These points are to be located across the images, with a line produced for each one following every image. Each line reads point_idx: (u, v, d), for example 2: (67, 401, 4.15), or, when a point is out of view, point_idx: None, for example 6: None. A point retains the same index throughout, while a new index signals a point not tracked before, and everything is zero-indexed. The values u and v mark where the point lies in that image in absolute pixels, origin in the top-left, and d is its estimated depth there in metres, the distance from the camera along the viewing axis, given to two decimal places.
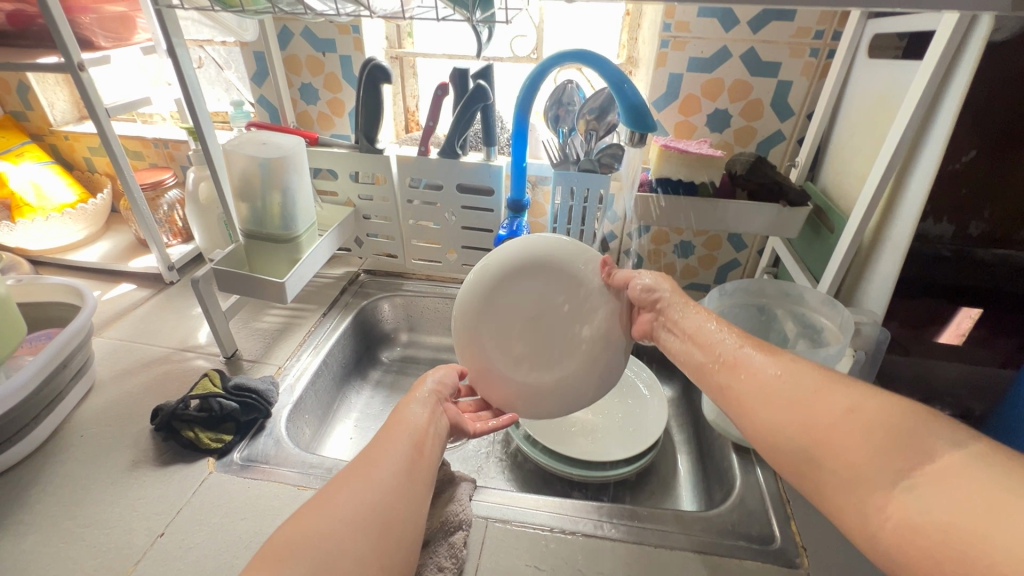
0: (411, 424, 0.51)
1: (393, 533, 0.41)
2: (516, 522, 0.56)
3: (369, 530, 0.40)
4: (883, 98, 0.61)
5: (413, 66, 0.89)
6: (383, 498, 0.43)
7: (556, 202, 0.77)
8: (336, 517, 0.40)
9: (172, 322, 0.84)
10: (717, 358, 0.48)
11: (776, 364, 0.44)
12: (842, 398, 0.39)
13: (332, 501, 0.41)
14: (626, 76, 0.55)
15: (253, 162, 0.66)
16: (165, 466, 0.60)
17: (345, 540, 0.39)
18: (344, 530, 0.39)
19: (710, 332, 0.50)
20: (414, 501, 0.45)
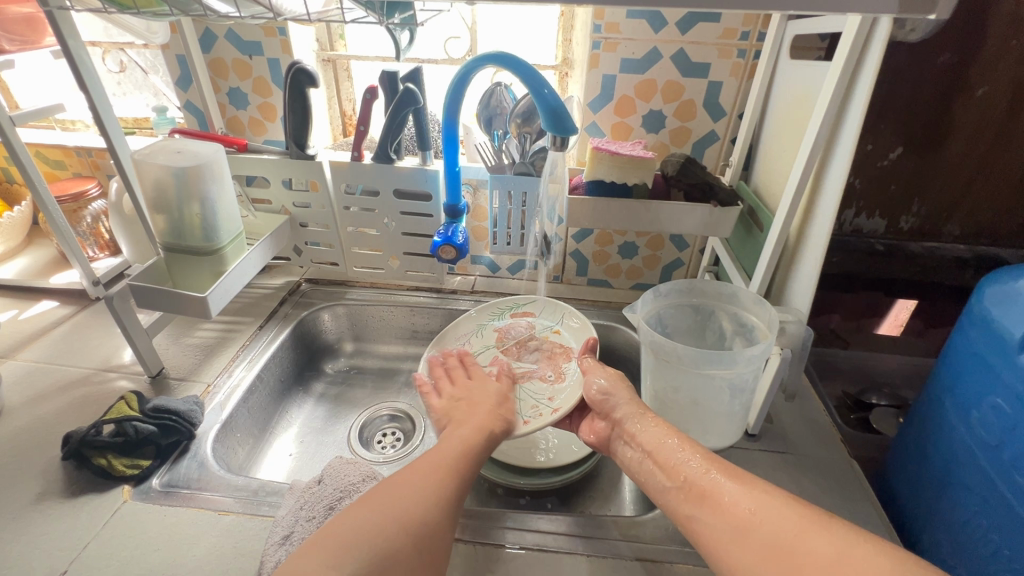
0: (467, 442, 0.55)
1: (433, 542, 0.44)
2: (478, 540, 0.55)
3: (410, 535, 0.43)
4: (803, 98, 0.62)
5: (347, 69, 0.87)
6: (428, 505, 0.46)
7: (494, 207, 0.76)
8: (377, 519, 0.44)
9: (95, 340, 0.80)
10: (690, 485, 0.48)
11: (739, 493, 0.45)
12: (818, 539, 0.39)
13: (381, 504, 0.45)
14: (545, 80, 0.55)
15: (167, 172, 0.62)
16: (74, 498, 0.57)
17: (389, 542, 0.42)
18: (387, 533, 0.43)
19: (674, 452, 0.51)
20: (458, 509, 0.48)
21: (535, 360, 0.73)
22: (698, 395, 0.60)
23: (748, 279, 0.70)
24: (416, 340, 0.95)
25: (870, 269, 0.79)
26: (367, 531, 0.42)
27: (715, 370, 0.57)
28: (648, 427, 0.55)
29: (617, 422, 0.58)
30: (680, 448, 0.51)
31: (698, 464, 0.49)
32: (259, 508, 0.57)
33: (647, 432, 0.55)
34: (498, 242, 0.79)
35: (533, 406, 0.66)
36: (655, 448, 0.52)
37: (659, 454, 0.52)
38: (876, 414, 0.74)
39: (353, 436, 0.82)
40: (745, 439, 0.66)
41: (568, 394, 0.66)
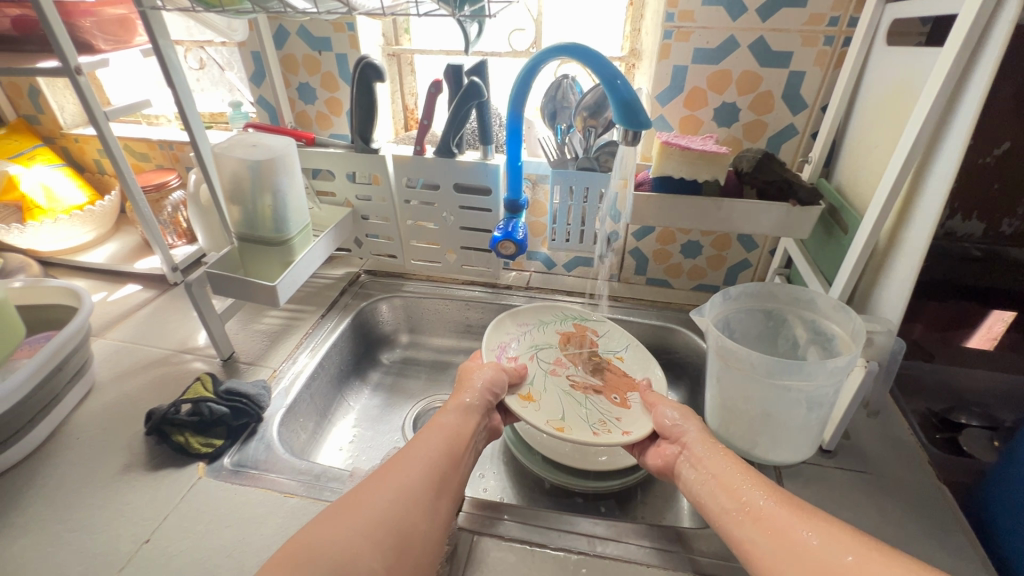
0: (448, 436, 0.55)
1: (412, 547, 0.45)
2: (524, 540, 0.54)
3: (385, 542, 0.44)
4: (902, 89, 0.57)
5: (410, 63, 0.88)
6: (408, 509, 0.47)
7: (554, 202, 0.74)
8: (350, 526, 0.44)
9: (174, 323, 0.85)
10: (749, 509, 0.45)
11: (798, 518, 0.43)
12: (885, 566, 0.36)
13: (361, 510, 0.45)
14: (619, 71, 0.52)
15: (243, 165, 0.65)
16: (156, 471, 0.61)
17: (366, 548, 0.42)
18: (363, 538, 0.43)
19: (738, 479, 0.48)
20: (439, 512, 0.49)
21: (599, 378, 0.71)
22: (770, 406, 0.57)
23: (827, 284, 0.65)
24: (470, 334, 0.95)
25: (965, 276, 0.68)
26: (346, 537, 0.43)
27: (793, 382, 0.54)
28: (716, 454, 0.52)
29: (685, 446, 0.55)
30: (743, 475, 0.49)
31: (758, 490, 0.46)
32: (322, 492, 0.59)
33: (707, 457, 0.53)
34: (557, 238, 0.78)
35: (597, 420, 0.64)
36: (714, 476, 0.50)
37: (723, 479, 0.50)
38: (965, 434, 0.68)
39: (408, 426, 0.83)
40: (818, 455, 0.62)
41: (635, 416, 0.64)
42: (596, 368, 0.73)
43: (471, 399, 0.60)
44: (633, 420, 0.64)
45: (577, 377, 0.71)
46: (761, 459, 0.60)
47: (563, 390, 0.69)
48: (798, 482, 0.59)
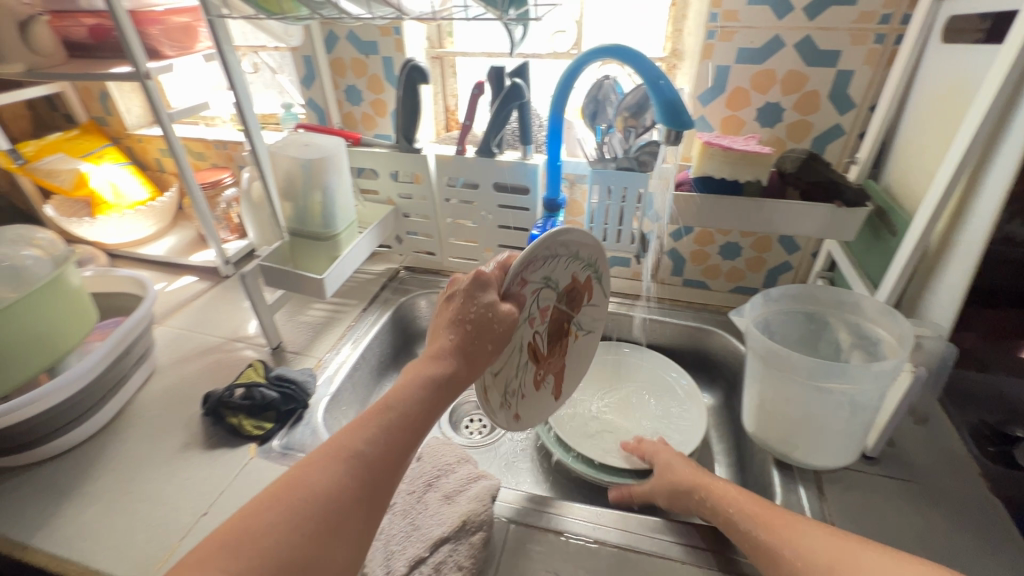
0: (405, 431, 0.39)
1: None
2: (557, 530, 0.55)
3: None
4: (957, 88, 0.55)
5: (453, 66, 0.90)
6: (323, 534, 0.32)
7: (592, 202, 0.75)
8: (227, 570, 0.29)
9: (226, 313, 0.89)
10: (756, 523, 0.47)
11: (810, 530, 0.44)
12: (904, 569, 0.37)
13: (251, 538, 0.30)
14: (663, 71, 0.53)
15: (296, 163, 0.68)
16: (212, 450, 0.65)
17: None
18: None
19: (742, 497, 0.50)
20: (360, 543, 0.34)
21: (553, 343, 0.60)
22: (811, 409, 0.56)
23: (874, 287, 0.64)
24: None
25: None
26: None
27: (835, 384, 0.53)
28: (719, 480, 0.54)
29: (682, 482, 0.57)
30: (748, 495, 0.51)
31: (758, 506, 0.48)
32: None
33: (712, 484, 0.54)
34: (594, 237, 0.79)
35: (512, 388, 0.54)
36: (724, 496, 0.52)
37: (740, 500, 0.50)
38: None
39: (444, 418, 0.85)
40: (860, 461, 0.61)
41: (539, 401, 0.60)
42: (561, 331, 0.60)
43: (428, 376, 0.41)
44: (536, 406, 0.59)
45: (539, 339, 0.57)
46: (801, 463, 0.59)
47: (519, 349, 0.54)
48: (839, 488, 0.58)
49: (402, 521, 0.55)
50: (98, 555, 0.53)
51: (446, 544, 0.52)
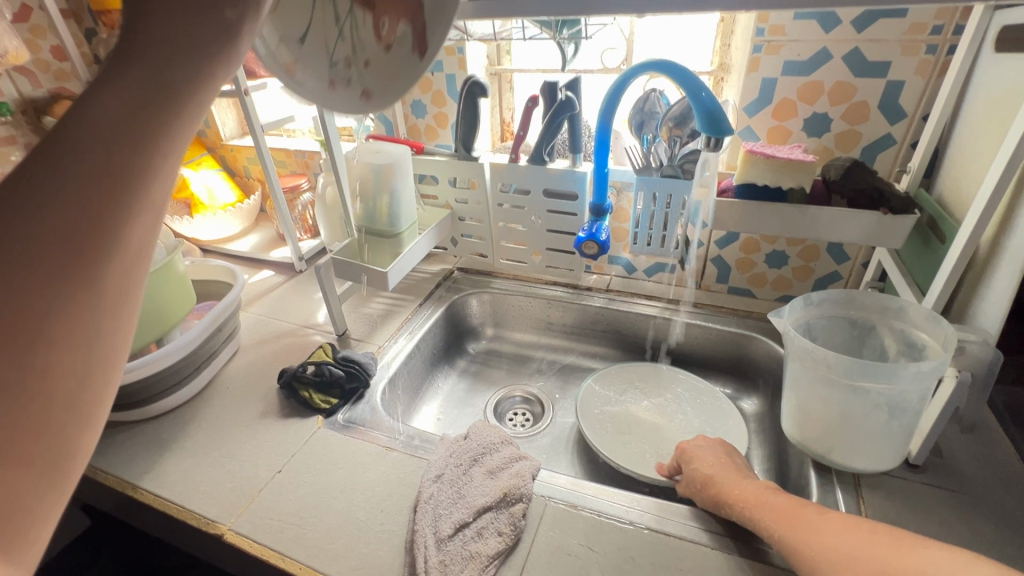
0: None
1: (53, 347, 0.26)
2: (591, 510, 0.59)
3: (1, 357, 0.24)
4: (1010, 97, 0.55)
5: (510, 81, 0.97)
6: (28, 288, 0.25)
7: (638, 208, 0.79)
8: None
9: (299, 303, 0.99)
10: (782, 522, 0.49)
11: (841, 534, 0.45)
12: None
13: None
14: (704, 83, 0.57)
15: (368, 168, 0.77)
16: (285, 419, 0.73)
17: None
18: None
19: (770, 498, 0.52)
20: (99, 323, 0.27)
21: None
22: (849, 409, 0.57)
23: (921, 294, 0.64)
24: (550, 332, 1.01)
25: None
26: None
27: (873, 384, 0.54)
28: (747, 484, 0.55)
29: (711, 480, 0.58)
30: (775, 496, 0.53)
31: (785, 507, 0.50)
32: (417, 450, 0.67)
33: (740, 489, 0.55)
34: (638, 242, 0.83)
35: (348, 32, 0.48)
36: (753, 495, 0.53)
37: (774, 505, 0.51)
38: None
39: (489, 409, 0.91)
40: (904, 469, 0.60)
41: (399, 66, 0.45)
42: None
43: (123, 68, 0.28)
44: (391, 76, 0.46)
45: None
46: (838, 465, 0.60)
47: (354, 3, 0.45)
48: (880, 493, 0.58)
49: (450, 489, 0.60)
50: (191, 498, 0.62)
51: (489, 512, 0.56)
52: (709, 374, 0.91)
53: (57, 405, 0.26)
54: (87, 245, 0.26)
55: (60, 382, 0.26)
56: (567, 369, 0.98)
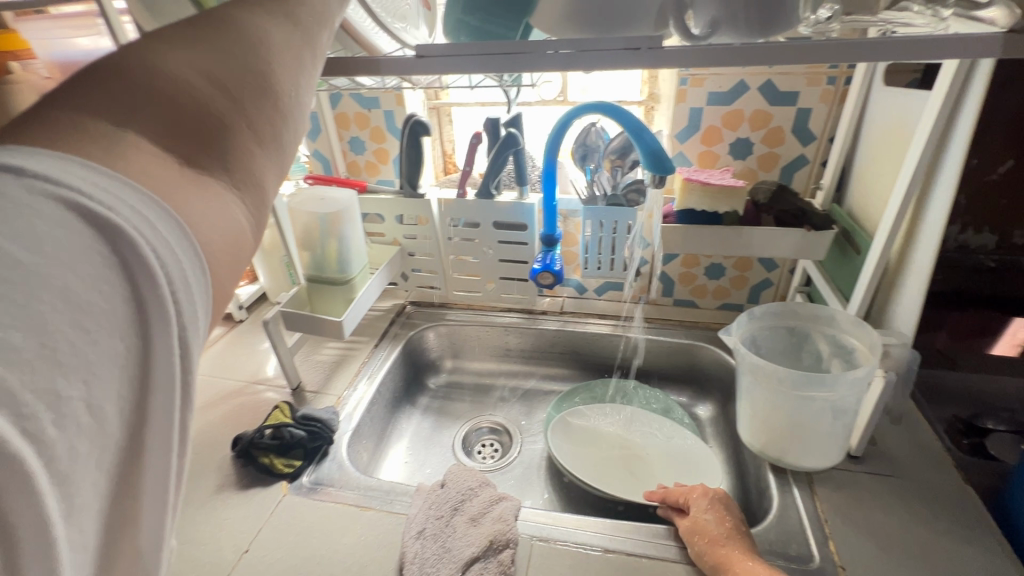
0: (245, 11, 0.34)
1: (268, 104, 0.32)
2: (574, 543, 0.60)
3: (229, 89, 0.30)
4: (900, 127, 0.63)
5: (449, 114, 0.97)
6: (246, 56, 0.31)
7: (586, 234, 0.82)
8: (188, 71, 0.29)
9: (244, 357, 0.93)
10: None
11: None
12: None
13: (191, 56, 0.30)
14: (644, 125, 0.60)
15: (313, 217, 0.74)
16: (245, 490, 0.68)
17: (207, 98, 0.29)
18: (189, 87, 0.29)
19: None
20: (301, 72, 0.35)
21: None
22: (798, 416, 0.62)
23: (845, 301, 0.71)
24: (509, 358, 1.02)
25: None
26: (129, 138, 0.26)
27: (818, 393, 0.59)
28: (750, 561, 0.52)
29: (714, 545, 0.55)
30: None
31: None
32: (393, 505, 0.66)
33: (747, 565, 0.52)
34: (589, 267, 0.85)
35: None
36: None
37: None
38: (993, 440, 0.66)
39: (457, 445, 0.89)
40: (847, 461, 0.67)
41: None
42: None
43: None
44: None
45: None
46: (793, 465, 0.65)
47: None
48: (829, 486, 0.64)
49: (433, 544, 0.59)
50: None
51: (477, 562, 0.56)
52: (664, 385, 0.95)
53: (284, 109, 0.33)
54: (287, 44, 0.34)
55: (264, 133, 0.31)
56: (530, 394, 0.98)
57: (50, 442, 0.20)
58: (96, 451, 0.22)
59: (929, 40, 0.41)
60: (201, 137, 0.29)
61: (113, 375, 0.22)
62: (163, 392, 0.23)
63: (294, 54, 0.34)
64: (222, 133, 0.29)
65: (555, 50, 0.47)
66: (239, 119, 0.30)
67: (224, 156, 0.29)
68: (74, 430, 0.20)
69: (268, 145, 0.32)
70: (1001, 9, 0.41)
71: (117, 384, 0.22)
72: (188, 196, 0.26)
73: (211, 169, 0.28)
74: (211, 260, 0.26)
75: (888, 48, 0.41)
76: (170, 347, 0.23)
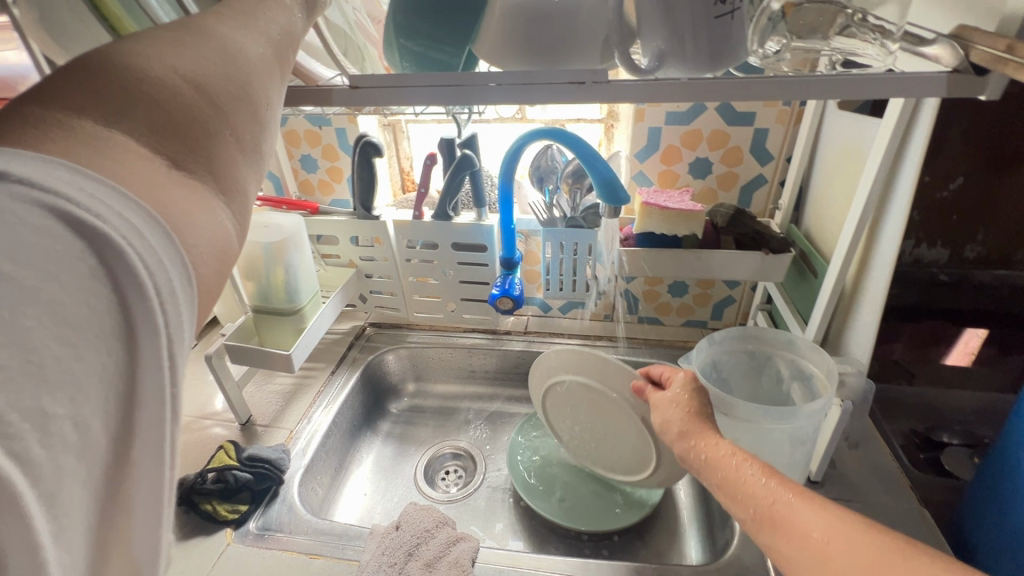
0: (225, 11, 0.31)
1: (252, 112, 0.29)
2: None
3: (215, 92, 0.27)
4: (853, 151, 0.63)
5: (405, 131, 0.94)
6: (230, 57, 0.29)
7: (546, 256, 0.80)
8: (168, 67, 0.26)
9: (191, 388, 0.89)
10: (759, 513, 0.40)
11: (822, 521, 0.36)
12: None
13: (171, 52, 0.27)
14: (598, 153, 0.58)
15: (256, 246, 0.70)
16: (185, 540, 0.64)
17: (191, 98, 0.26)
18: (172, 85, 0.26)
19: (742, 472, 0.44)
20: (282, 78, 0.33)
21: None
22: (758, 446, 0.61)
23: (804, 324, 0.71)
24: (474, 379, 0.99)
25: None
26: (115, 140, 0.23)
27: (777, 424, 0.58)
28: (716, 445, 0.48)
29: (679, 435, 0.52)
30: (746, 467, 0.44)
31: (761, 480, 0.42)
32: (345, 551, 0.62)
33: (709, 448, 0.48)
34: (551, 288, 0.83)
35: None
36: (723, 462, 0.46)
37: (725, 482, 0.45)
38: (948, 454, 0.66)
39: (420, 474, 0.86)
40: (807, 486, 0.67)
41: None
42: None
43: None
44: None
45: None
46: None
47: None
48: None
49: None
50: None
51: None
52: None
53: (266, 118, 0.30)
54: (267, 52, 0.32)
55: (248, 141, 0.29)
56: (496, 416, 0.95)
57: (33, 465, 0.18)
58: (81, 467, 0.20)
59: (877, 79, 0.39)
60: (183, 141, 0.26)
61: (95, 392, 0.20)
62: (150, 399, 0.22)
63: (276, 64, 0.32)
64: (208, 137, 0.27)
65: (497, 83, 0.44)
66: (226, 126, 0.28)
67: (209, 161, 0.27)
68: (60, 448, 0.19)
69: (251, 154, 0.30)
70: (944, 47, 0.41)
71: (101, 396, 0.21)
72: (172, 207, 0.23)
73: (198, 175, 0.26)
74: (198, 267, 0.24)
75: (834, 85, 0.40)
76: (158, 355, 0.22)
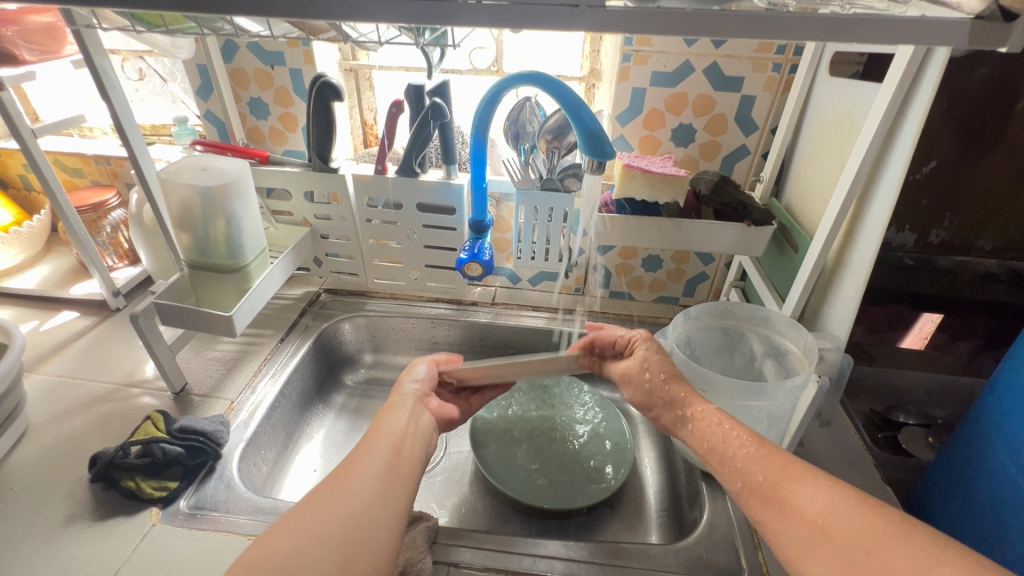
0: (362, 456, 0.45)
1: (376, 523, 0.40)
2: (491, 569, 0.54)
3: (339, 539, 0.38)
4: (845, 120, 0.60)
5: (368, 78, 0.87)
6: (382, 484, 0.43)
7: (519, 220, 0.73)
8: (324, 520, 0.39)
9: (117, 353, 0.79)
10: (754, 488, 0.45)
11: (815, 499, 0.41)
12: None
13: (321, 500, 0.40)
14: (582, 101, 0.54)
15: (193, 190, 0.62)
16: (102, 520, 0.57)
17: (338, 528, 0.39)
18: (311, 539, 0.38)
19: (733, 450, 0.48)
20: (411, 467, 0.46)
21: None
22: None
23: (780, 300, 0.69)
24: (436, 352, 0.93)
25: (901, 285, 0.72)
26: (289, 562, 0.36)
27: (755, 402, 0.56)
28: (704, 422, 0.51)
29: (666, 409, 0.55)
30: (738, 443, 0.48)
31: (757, 458, 0.46)
32: None
33: (711, 426, 0.51)
34: (522, 256, 0.77)
35: None
36: (716, 444, 0.49)
37: (717, 449, 0.49)
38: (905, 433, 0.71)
39: None
40: None
41: None
42: None
43: (411, 392, 0.56)
44: None
45: None
46: None
47: None
48: None
49: None
50: None
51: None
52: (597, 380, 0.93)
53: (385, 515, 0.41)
54: (402, 459, 0.46)
55: None
56: None
57: None
58: None
59: (895, 22, 0.36)
60: (346, 543, 0.38)
61: None
62: None
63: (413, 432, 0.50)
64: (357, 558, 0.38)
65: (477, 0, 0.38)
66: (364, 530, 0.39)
67: (356, 510, 0.40)
68: None
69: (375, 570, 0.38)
70: None
71: None
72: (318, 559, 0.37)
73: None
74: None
75: (850, 25, 0.36)
76: None
